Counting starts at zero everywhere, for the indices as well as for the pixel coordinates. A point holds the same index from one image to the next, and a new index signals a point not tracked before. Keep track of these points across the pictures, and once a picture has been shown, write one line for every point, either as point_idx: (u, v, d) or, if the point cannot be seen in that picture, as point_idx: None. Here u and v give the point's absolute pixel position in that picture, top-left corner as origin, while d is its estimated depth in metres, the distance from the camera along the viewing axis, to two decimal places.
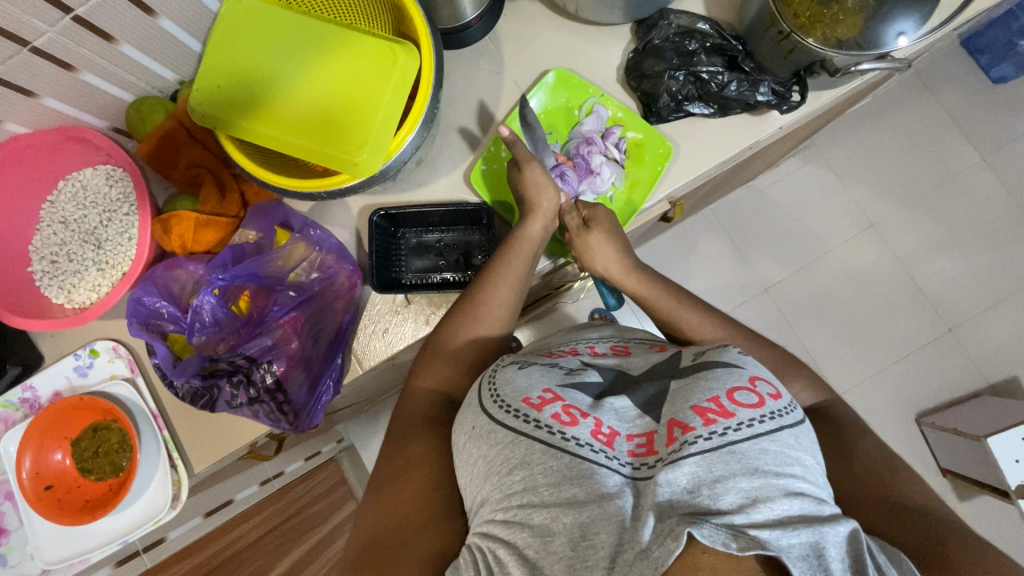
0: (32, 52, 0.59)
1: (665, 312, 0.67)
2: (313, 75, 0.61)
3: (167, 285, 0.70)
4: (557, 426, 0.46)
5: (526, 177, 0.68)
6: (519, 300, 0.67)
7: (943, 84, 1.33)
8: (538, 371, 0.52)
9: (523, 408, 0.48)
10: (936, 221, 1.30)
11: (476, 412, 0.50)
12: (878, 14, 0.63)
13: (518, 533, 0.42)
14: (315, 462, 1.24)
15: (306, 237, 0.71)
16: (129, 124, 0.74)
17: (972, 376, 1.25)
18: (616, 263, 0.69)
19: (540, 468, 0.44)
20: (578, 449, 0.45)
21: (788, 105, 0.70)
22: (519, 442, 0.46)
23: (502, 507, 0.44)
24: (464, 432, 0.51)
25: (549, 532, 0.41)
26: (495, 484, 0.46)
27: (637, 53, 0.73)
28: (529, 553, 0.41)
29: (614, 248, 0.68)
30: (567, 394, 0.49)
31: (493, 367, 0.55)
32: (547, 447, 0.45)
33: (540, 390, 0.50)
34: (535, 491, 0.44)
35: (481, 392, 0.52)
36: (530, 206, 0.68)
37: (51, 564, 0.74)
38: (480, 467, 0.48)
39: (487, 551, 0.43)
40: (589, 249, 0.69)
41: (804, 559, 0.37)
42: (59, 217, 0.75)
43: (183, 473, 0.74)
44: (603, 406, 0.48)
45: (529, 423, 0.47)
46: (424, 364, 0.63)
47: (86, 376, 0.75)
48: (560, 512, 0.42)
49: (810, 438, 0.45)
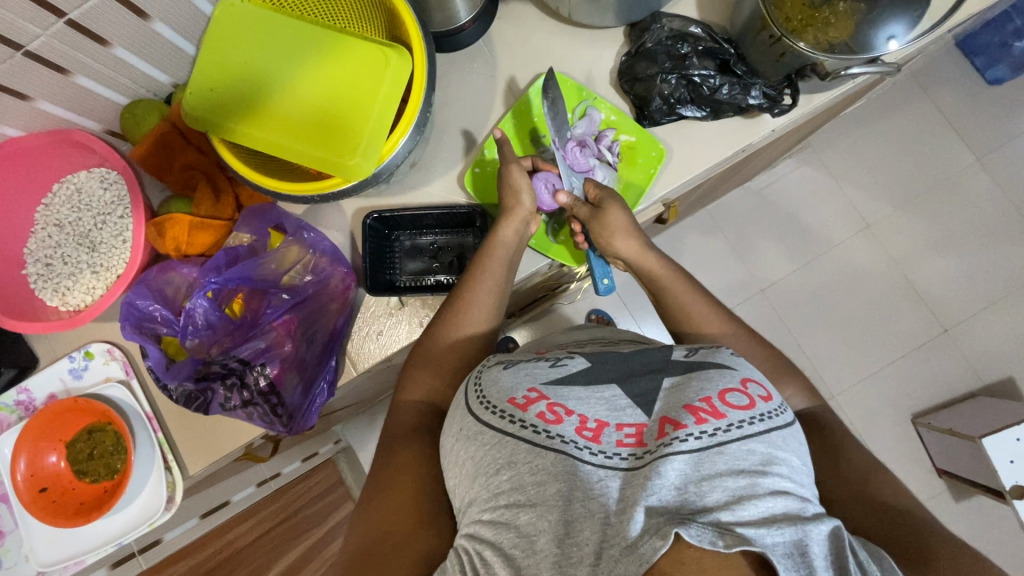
0: (26, 56, 0.59)
1: (673, 299, 0.67)
2: (305, 79, 0.61)
3: (160, 287, 0.70)
4: (542, 425, 0.46)
5: (515, 178, 0.69)
6: (502, 299, 0.68)
7: (939, 85, 1.34)
8: (523, 371, 0.52)
9: (508, 409, 0.48)
10: (932, 222, 1.30)
11: (463, 415, 0.51)
12: (868, 18, 0.63)
13: (503, 534, 0.42)
14: (311, 464, 1.22)
15: (299, 240, 0.71)
16: (123, 127, 0.74)
17: (967, 377, 1.25)
18: (632, 241, 0.68)
19: (527, 467, 0.44)
20: (564, 447, 0.45)
21: (780, 108, 0.71)
22: (506, 443, 0.46)
23: (490, 507, 0.44)
24: (453, 434, 0.51)
25: (535, 532, 0.41)
26: (482, 484, 0.46)
27: (630, 56, 0.73)
28: (515, 553, 0.41)
29: (630, 227, 0.68)
30: (552, 393, 0.49)
31: (480, 368, 0.55)
32: (533, 446, 0.45)
33: (526, 390, 0.50)
34: (521, 490, 0.43)
35: (468, 394, 0.52)
36: (504, 208, 0.69)
37: (46, 566, 0.74)
38: (468, 468, 0.48)
39: (474, 553, 0.43)
40: (608, 230, 0.67)
41: (786, 556, 0.38)
42: (54, 220, 0.75)
43: (177, 475, 0.74)
44: (592, 395, 0.49)
45: (515, 423, 0.47)
46: (413, 371, 0.63)
47: (81, 378, 0.76)
48: (546, 511, 0.42)
49: (798, 440, 0.46)
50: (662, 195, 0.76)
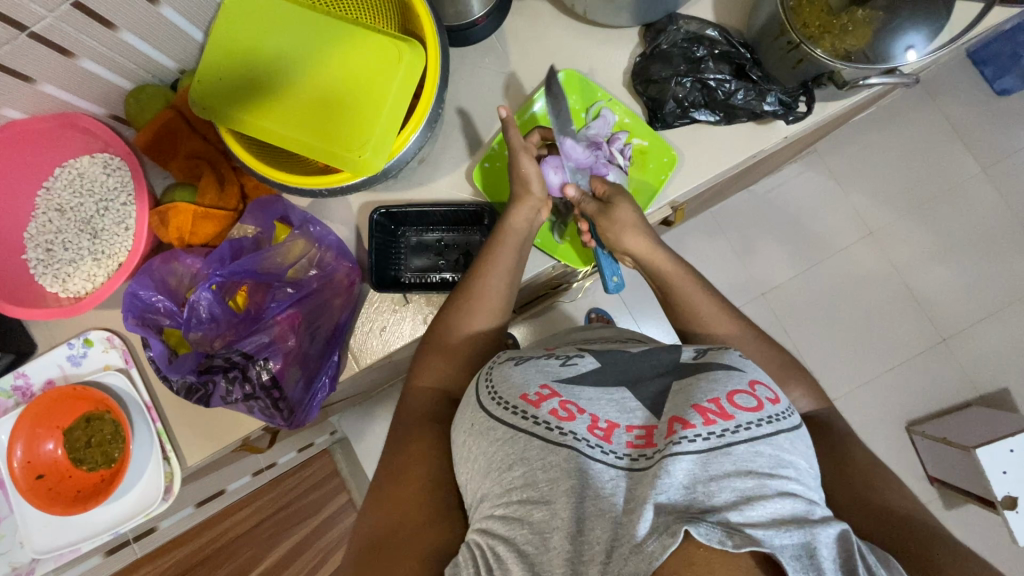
0: (30, 37, 0.58)
1: (679, 296, 0.66)
2: (315, 71, 0.60)
3: (163, 277, 0.70)
4: (554, 421, 0.46)
5: (524, 167, 0.68)
6: (512, 293, 0.67)
7: (947, 94, 1.33)
8: (535, 367, 0.52)
9: (520, 404, 0.48)
10: (934, 232, 1.30)
11: (474, 411, 0.50)
12: (888, 27, 0.62)
13: (517, 530, 0.42)
14: (307, 453, 1.23)
15: (306, 234, 0.71)
16: (128, 113, 0.73)
17: (962, 385, 1.26)
18: (644, 240, 0.66)
19: (540, 464, 0.44)
20: (575, 444, 0.44)
21: (794, 115, 0.70)
22: (518, 439, 0.46)
23: (501, 503, 0.44)
24: (464, 430, 0.51)
25: (547, 529, 0.41)
26: (494, 480, 0.46)
27: (645, 57, 0.73)
28: (528, 549, 0.41)
29: (638, 224, 0.66)
30: (564, 390, 0.49)
31: (490, 363, 0.55)
32: (545, 443, 0.45)
33: (538, 386, 0.49)
34: (534, 487, 0.43)
35: (479, 389, 0.52)
36: (515, 196, 0.68)
37: (41, 554, 0.74)
38: (479, 464, 0.47)
39: (486, 548, 0.43)
40: (618, 225, 0.66)
41: (796, 558, 0.37)
42: (55, 205, 0.74)
43: (175, 465, 0.74)
44: (602, 397, 0.48)
45: (528, 419, 0.47)
46: (422, 361, 0.63)
47: (79, 365, 0.75)
48: (559, 508, 0.41)
49: (805, 444, 0.45)
50: (673, 198, 0.76)
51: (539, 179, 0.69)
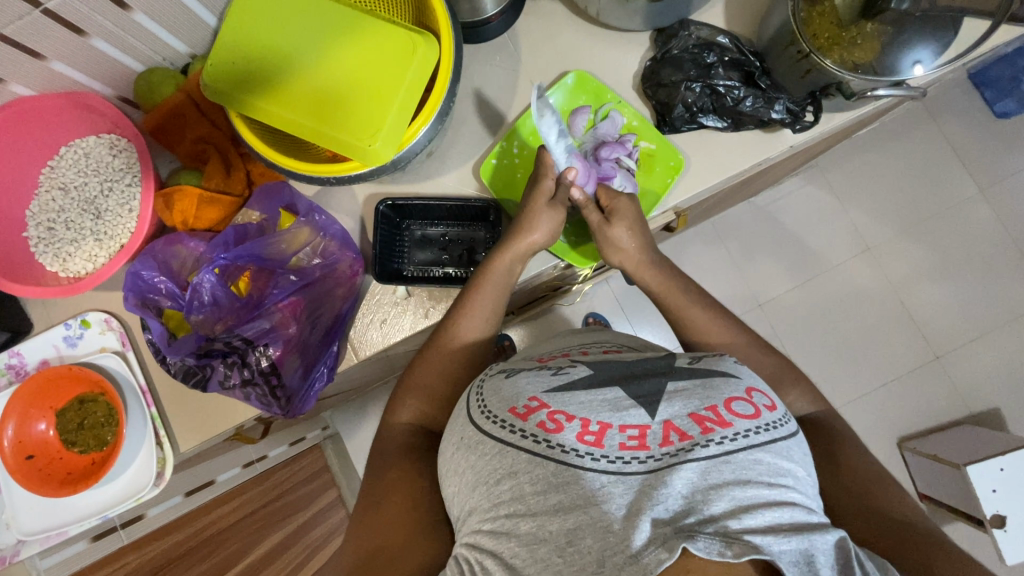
0: (43, 13, 0.57)
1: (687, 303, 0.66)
2: (327, 59, 0.60)
3: (166, 259, 0.69)
4: (542, 434, 0.45)
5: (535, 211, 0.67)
6: (503, 303, 0.67)
7: (948, 114, 1.35)
8: (526, 378, 0.51)
9: (508, 418, 0.47)
10: (931, 250, 1.31)
11: (464, 423, 0.50)
12: (896, 41, 0.62)
13: (504, 543, 0.42)
14: (299, 448, 1.23)
15: (311, 223, 0.70)
16: (136, 94, 0.73)
17: (955, 403, 1.26)
18: (634, 259, 0.68)
19: (527, 477, 0.44)
20: (565, 457, 0.44)
21: (801, 124, 0.71)
22: (507, 453, 0.45)
23: (490, 517, 0.44)
24: (453, 442, 0.50)
25: (536, 541, 0.41)
26: (483, 494, 0.45)
27: (656, 61, 0.73)
28: (515, 562, 0.41)
29: (634, 246, 0.68)
30: (553, 400, 0.48)
31: (481, 376, 0.55)
32: (533, 456, 0.44)
33: (527, 398, 0.48)
34: (522, 501, 0.43)
35: (469, 402, 0.52)
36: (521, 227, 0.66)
37: (27, 535, 0.72)
38: (469, 475, 0.47)
39: (473, 561, 0.43)
40: (612, 246, 0.68)
41: (794, 564, 0.38)
42: (58, 183, 0.74)
43: (168, 451, 0.73)
44: (592, 399, 0.48)
45: (516, 433, 0.46)
46: (418, 371, 0.63)
47: (74, 347, 0.75)
48: (548, 521, 0.41)
49: (802, 450, 0.45)
50: (677, 203, 0.76)
51: (545, 225, 0.67)
